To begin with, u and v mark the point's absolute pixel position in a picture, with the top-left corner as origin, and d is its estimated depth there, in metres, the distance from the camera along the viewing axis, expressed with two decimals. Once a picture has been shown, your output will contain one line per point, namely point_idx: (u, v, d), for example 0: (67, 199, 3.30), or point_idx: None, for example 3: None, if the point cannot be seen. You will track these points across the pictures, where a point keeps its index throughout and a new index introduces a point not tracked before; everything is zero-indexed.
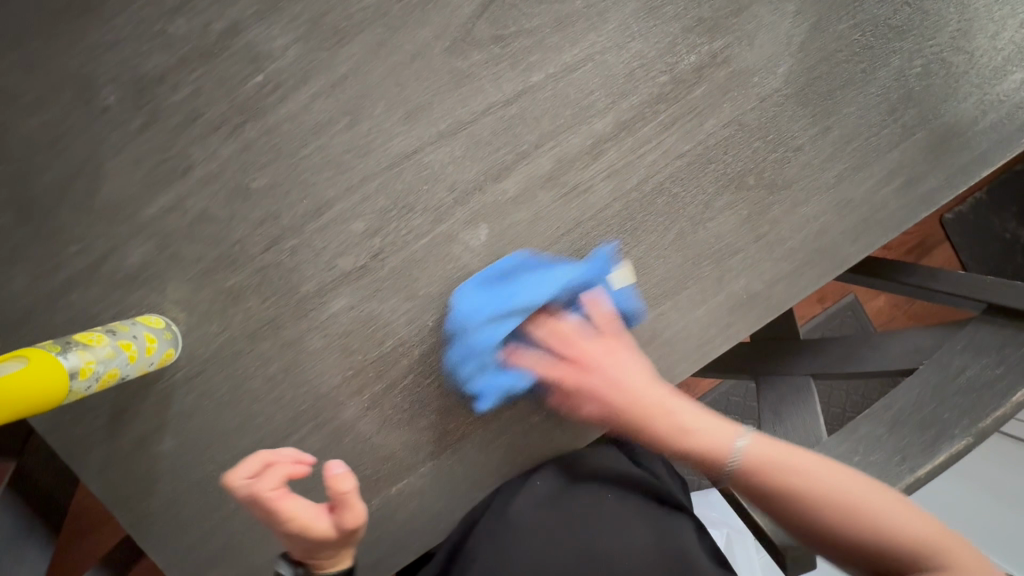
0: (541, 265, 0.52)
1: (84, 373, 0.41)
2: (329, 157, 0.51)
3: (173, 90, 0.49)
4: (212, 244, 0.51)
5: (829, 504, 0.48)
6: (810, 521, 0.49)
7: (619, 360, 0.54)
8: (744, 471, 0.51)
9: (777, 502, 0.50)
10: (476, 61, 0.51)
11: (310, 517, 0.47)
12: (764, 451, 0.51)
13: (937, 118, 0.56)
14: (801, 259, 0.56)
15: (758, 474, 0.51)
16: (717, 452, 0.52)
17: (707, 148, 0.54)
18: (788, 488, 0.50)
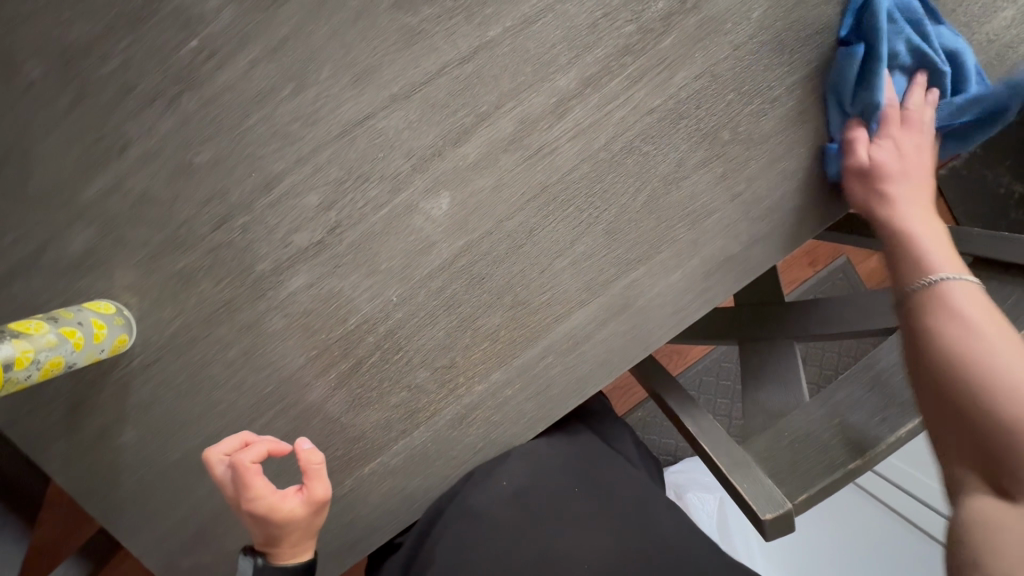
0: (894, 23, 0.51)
1: (21, 363, 0.39)
2: (275, 128, 0.48)
3: (101, 62, 0.46)
4: (158, 226, 0.49)
5: (976, 394, 0.42)
6: (986, 388, 0.42)
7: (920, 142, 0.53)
8: (930, 295, 0.48)
9: (931, 354, 0.46)
10: (426, 16, 0.47)
11: (281, 497, 0.49)
12: (976, 309, 0.46)
13: (921, 63, 0.52)
14: (778, 218, 0.53)
15: (935, 300, 0.47)
16: (924, 265, 0.49)
17: (677, 100, 0.51)
18: (946, 334, 0.46)
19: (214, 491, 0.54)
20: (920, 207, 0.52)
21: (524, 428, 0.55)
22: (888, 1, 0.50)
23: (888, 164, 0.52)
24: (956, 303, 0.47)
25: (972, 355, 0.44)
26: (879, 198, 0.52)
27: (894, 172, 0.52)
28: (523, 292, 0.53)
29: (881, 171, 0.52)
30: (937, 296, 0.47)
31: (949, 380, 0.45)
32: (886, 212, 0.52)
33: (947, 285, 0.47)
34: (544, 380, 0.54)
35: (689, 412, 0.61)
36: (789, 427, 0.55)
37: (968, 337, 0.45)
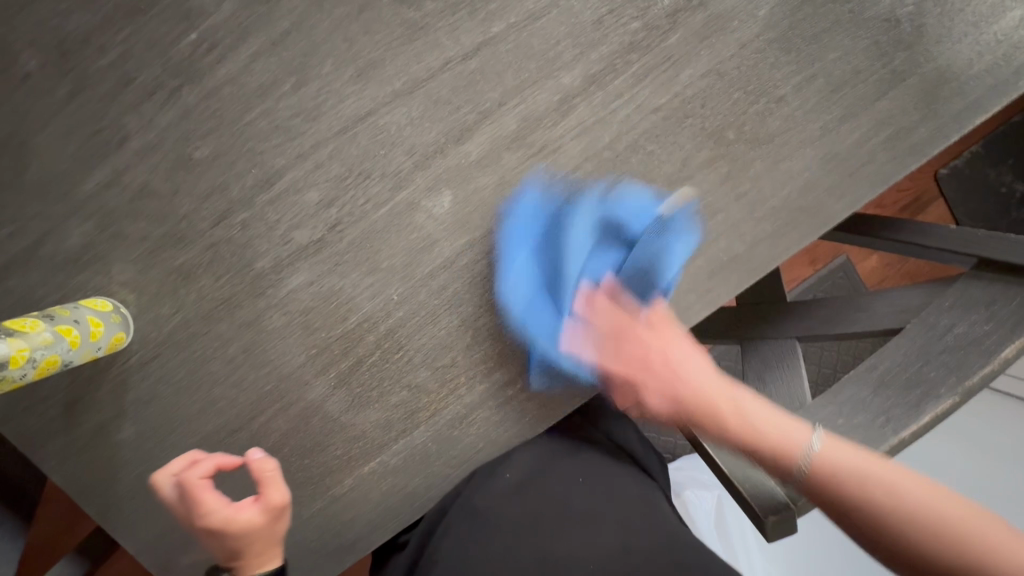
0: (597, 246, 0.52)
1: (15, 362, 0.39)
2: (276, 123, 0.47)
3: (99, 54, 0.45)
4: (157, 221, 0.48)
5: (929, 549, 0.44)
6: (896, 535, 0.45)
7: (662, 334, 0.54)
8: (817, 476, 0.48)
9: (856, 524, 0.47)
10: (430, 11, 0.47)
11: (237, 509, 0.52)
12: (840, 455, 0.48)
13: (929, 62, 0.52)
14: (783, 218, 0.53)
15: (817, 477, 0.48)
16: (784, 450, 0.49)
17: (633, 206, 0.51)
18: (860, 507, 0.46)
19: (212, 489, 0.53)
20: (718, 400, 0.53)
21: (525, 428, 0.55)
22: (627, 215, 0.50)
23: (656, 388, 0.55)
24: (822, 454, 0.48)
25: (838, 464, 0.48)
26: (650, 396, 0.55)
27: (648, 338, 0.54)
28: (526, 292, 0.52)
29: (700, 395, 0.54)
30: (822, 472, 0.48)
31: (851, 503, 0.46)
32: (739, 434, 0.51)
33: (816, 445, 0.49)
34: (546, 379, 0.54)
35: None
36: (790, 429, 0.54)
37: (841, 453, 0.48)
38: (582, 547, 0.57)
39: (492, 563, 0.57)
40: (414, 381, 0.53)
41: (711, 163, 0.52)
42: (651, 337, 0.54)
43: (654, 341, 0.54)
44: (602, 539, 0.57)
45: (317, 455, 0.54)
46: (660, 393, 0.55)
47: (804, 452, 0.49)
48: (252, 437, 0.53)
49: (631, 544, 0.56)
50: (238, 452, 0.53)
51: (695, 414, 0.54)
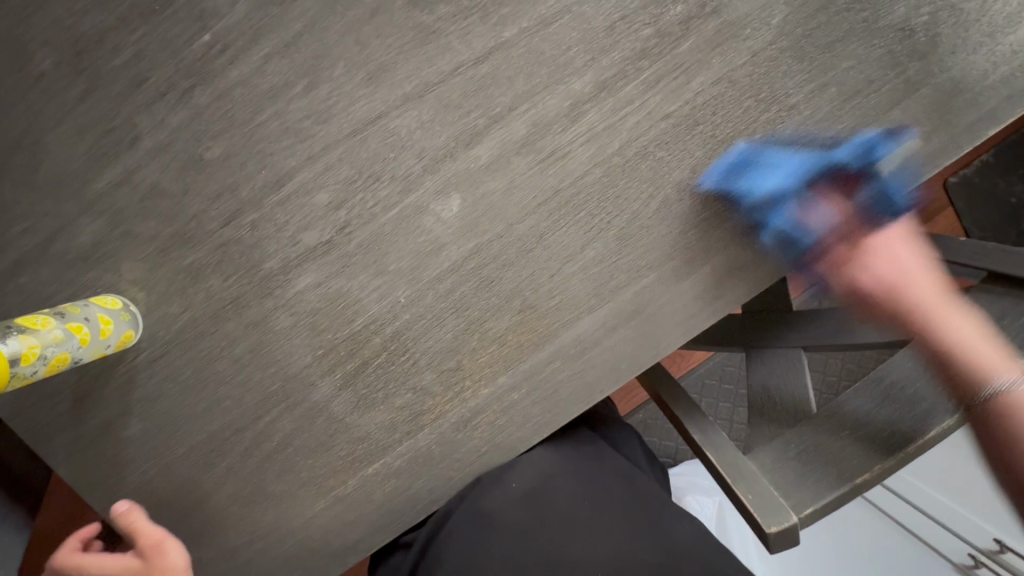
0: (744, 167, 0.51)
1: (27, 359, 0.39)
2: (286, 124, 0.47)
3: (113, 54, 0.45)
4: (166, 220, 0.48)
5: None
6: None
7: (891, 238, 0.56)
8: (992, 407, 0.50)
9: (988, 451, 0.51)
10: (442, 15, 0.47)
11: (126, 558, 0.55)
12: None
13: (943, 72, 0.51)
14: (792, 228, 0.53)
15: (988, 379, 0.50)
16: (977, 372, 0.51)
17: (781, 155, 0.52)
18: (1022, 448, 0.49)
19: (216, 487, 0.54)
20: (929, 302, 0.55)
21: (530, 432, 0.55)
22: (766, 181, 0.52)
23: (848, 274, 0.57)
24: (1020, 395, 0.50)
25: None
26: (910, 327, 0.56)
27: (832, 253, 0.55)
28: (532, 297, 0.52)
29: (894, 285, 0.57)
30: (1010, 423, 0.50)
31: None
32: (937, 342, 0.53)
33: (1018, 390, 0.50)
34: (551, 385, 0.54)
35: (693, 419, 0.61)
36: (795, 439, 0.54)
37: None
38: (586, 556, 0.57)
39: (498, 563, 0.58)
40: (422, 384, 0.53)
41: (720, 171, 0.51)
42: (877, 245, 0.56)
43: (881, 241, 0.56)
44: (606, 549, 0.58)
45: (321, 455, 0.54)
46: (871, 276, 0.57)
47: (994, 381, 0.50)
48: (257, 436, 0.53)
49: (636, 556, 0.57)
50: (243, 451, 0.53)
51: (919, 326, 0.55)
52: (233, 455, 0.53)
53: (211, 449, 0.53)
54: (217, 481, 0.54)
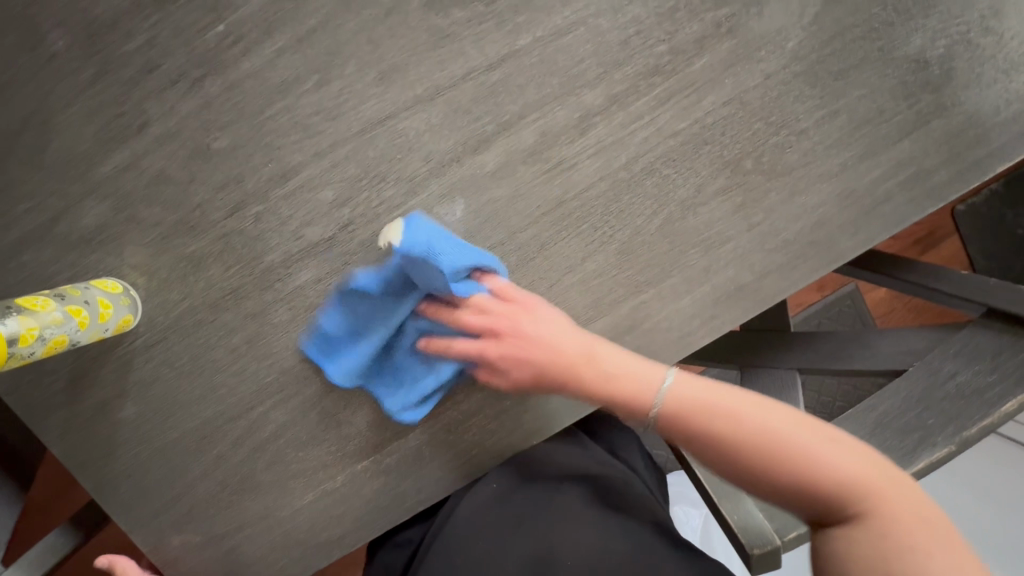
0: (456, 244, 0.48)
1: (25, 340, 0.39)
2: (295, 120, 0.47)
3: (126, 39, 0.45)
4: (171, 208, 0.48)
5: (795, 484, 0.44)
6: (774, 484, 0.45)
7: (534, 320, 0.50)
8: (662, 415, 0.48)
9: (714, 458, 0.47)
10: (457, 19, 0.47)
11: None
12: (691, 391, 0.48)
13: (956, 106, 0.51)
14: (794, 251, 0.53)
15: (685, 419, 0.47)
16: (713, 452, 0.47)
17: (414, 241, 0.46)
18: (739, 451, 0.46)
19: (206, 473, 0.54)
20: (577, 365, 0.50)
21: (521, 438, 0.56)
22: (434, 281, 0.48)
23: (524, 360, 0.50)
24: (687, 395, 0.48)
25: (777, 425, 0.46)
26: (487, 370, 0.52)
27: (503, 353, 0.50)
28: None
29: (548, 363, 0.50)
30: (752, 421, 0.46)
31: (780, 467, 0.45)
32: (679, 434, 0.48)
33: (675, 388, 0.48)
34: (544, 393, 0.54)
35: None
36: None
37: (755, 413, 0.46)
38: (569, 551, 0.56)
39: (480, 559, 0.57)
40: (416, 383, 0.53)
41: (724, 192, 0.51)
42: (499, 318, 0.50)
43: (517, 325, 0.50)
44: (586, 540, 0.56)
45: (312, 449, 0.54)
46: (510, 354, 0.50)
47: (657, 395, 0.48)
48: (249, 426, 0.53)
49: (614, 550, 0.55)
50: (235, 440, 0.54)
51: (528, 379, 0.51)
52: (224, 443, 0.54)
53: (203, 436, 0.53)
54: (207, 467, 0.54)
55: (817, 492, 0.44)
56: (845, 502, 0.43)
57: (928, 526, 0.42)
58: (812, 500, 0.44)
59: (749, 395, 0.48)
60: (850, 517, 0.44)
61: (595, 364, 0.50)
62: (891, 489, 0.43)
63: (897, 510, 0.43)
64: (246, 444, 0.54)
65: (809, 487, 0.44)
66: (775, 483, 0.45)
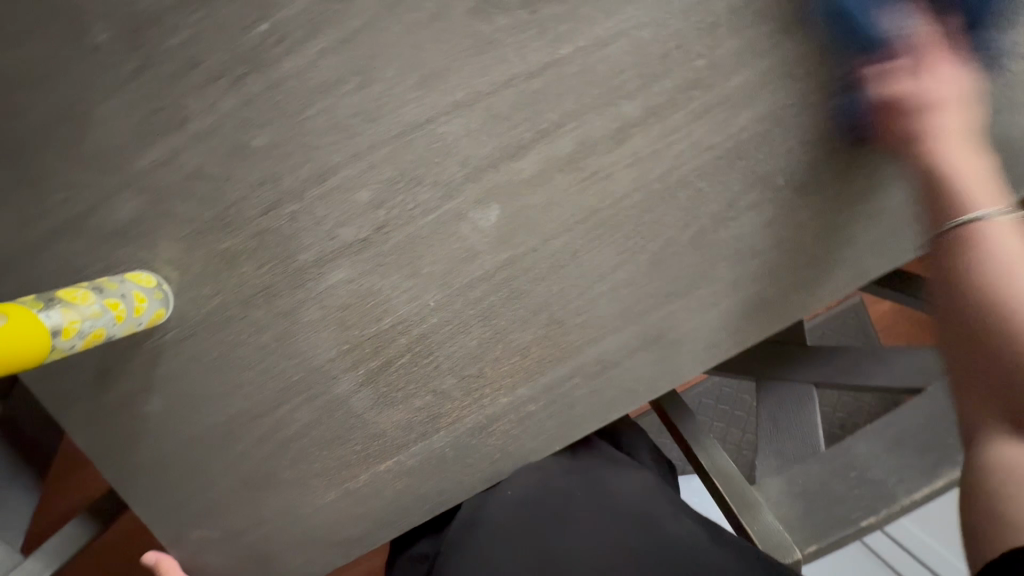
0: None
1: (67, 333, 0.40)
2: (335, 121, 0.48)
3: (169, 34, 0.45)
4: (207, 204, 0.48)
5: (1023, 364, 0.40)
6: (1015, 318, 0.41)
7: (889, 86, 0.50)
8: (963, 233, 0.46)
9: (971, 270, 0.44)
10: (501, 26, 0.47)
11: None
12: (1008, 258, 0.44)
13: (986, 131, 0.52)
14: (820, 268, 0.53)
15: (981, 240, 0.45)
16: (969, 283, 0.44)
17: None
18: (981, 266, 0.44)
19: (230, 468, 0.54)
20: (953, 133, 0.50)
21: (543, 444, 0.56)
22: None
23: (906, 108, 0.50)
24: (999, 244, 0.45)
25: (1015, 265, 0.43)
26: (916, 98, 0.50)
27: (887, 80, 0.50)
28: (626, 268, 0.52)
29: (928, 151, 0.50)
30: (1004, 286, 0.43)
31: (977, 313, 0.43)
32: (958, 247, 0.46)
33: (993, 224, 0.46)
34: (568, 400, 0.55)
35: (700, 443, 0.61)
36: (803, 474, 0.56)
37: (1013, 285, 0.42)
38: (577, 547, 0.56)
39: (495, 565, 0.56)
40: (443, 384, 0.54)
41: (755, 207, 0.52)
42: (902, 62, 0.50)
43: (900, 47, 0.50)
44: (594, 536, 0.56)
45: (336, 448, 0.55)
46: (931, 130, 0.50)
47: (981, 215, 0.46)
48: (274, 424, 0.54)
49: (626, 544, 0.55)
50: (260, 437, 0.54)
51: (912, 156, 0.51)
52: (249, 439, 0.54)
53: (228, 431, 0.53)
54: (231, 462, 0.54)
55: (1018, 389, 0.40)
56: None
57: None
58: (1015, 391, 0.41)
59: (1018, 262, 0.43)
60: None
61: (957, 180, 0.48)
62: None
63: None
64: (270, 441, 0.54)
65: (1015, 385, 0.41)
66: (983, 321, 0.43)
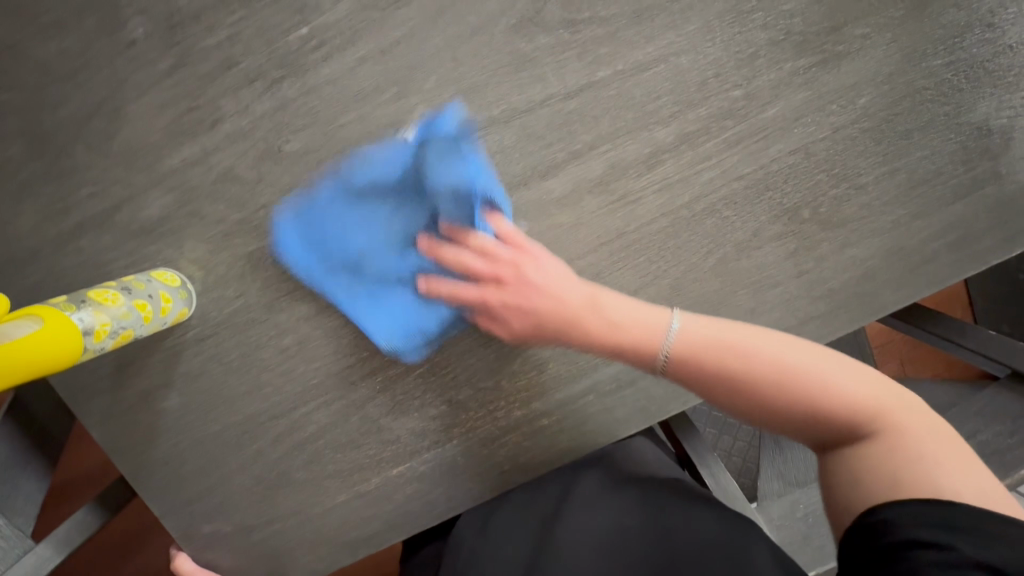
0: None
1: (98, 335, 0.40)
2: (369, 130, 0.47)
3: (207, 33, 0.45)
4: (235, 206, 0.48)
5: (819, 410, 0.43)
6: (782, 402, 0.44)
7: None
8: (672, 362, 0.47)
9: (730, 408, 0.47)
10: (541, 45, 0.47)
11: None
12: (700, 333, 0.47)
13: (1010, 176, 0.53)
14: (838, 301, 0.54)
15: (692, 357, 0.47)
16: (734, 368, 0.45)
17: None
18: (721, 387, 0.46)
19: (245, 465, 0.55)
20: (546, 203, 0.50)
21: (553, 457, 0.57)
22: None
23: None
24: (698, 343, 0.47)
25: (781, 357, 0.45)
26: None
27: None
28: (658, 260, 0.52)
29: (498, 273, 0.49)
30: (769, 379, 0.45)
31: (774, 398, 0.44)
32: (701, 380, 0.47)
33: (686, 334, 0.47)
34: (581, 417, 0.56)
35: (705, 460, 0.63)
36: (805, 499, 0.58)
37: (772, 357, 0.45)
38: (579, 532, 0.56)
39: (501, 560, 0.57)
40: (460, 395, 0.54)
41: (779, 238, 0.52)
42: None
43: None
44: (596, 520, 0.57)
45: (350, 451, 0.55)
46: None
47: (664, 346, 0.48)
48: (290, 425, 0.54)
49: (627, 525, 0.56)
50: (275, 437, 0.54)
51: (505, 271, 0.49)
52: (264, 439, 0.54)
53: (244, 430, 0.54)
54: (246, 460, 0.55)
55: (821, 424, 0.44)
56: (834, 422, 0.43)
57: (933, 432, 0.41)
58: (820, 429, 0.44)
59: (750, 330, 0.47)
60: (863, 438, 0.42)
61: (597, 311, 0.49)
62: (883, 402, 0.43)
63: (904, 419, 0.42)
64: (286, 441, 0.54)
65: (812, 423, 0.44)
66: (778, 425, 0.45)
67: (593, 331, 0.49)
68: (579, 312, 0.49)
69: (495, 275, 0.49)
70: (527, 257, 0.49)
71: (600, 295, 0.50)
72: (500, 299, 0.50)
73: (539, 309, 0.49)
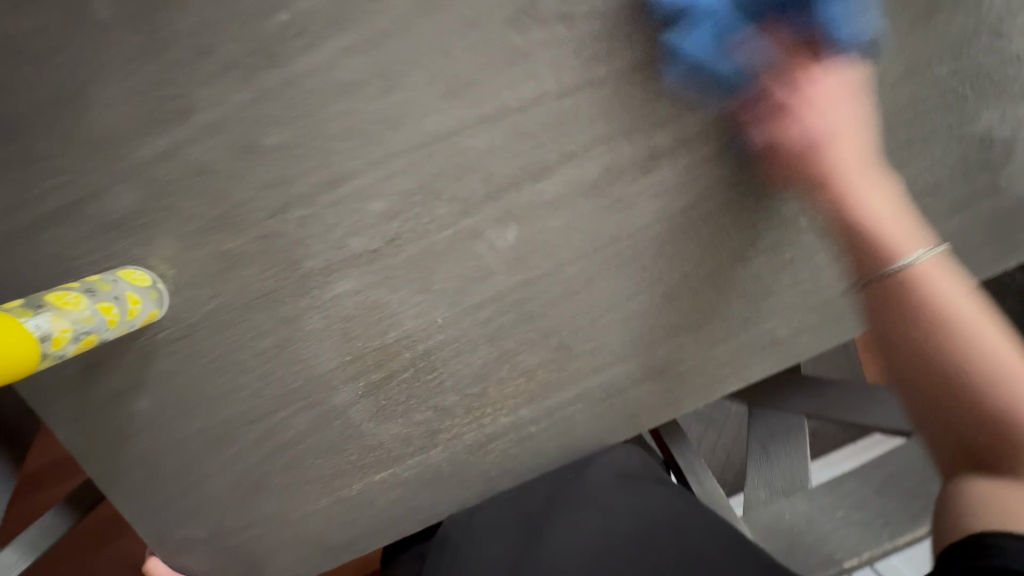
0: None
1: (58, 342, 0.39)
2: (353, 125, 0.45)
3: (178, 16, 0.41)
4: (210, 202, 0.46)
5: (995, 392, 0.38)
6: (963, 354, 0.40)
7: None
8: (900, 279, 0.43)
9: (902, 321, 0.43)
10: (537, 40, 0.44)
11: None
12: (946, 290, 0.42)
13: (1009, 189, 0.52)
14: (831, 311, 0.53)
15: (919, 288, 0.43)
16: (924, 287, 0.42)
17: None
18: (915, 317, 0.42)
19: (221, 470, 0.53)
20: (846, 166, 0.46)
21: (540, 464, 0.56)
22: None
23: None
24: (934, 287, 0.42)
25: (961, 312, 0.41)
26: None
27: None
28: (653, 266, 0.51)
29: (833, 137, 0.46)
30: (943, 336, 0.41)
31: (937, 358, 0.41)
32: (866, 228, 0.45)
33: (926, 266, 0.43)
34: (570, 424, 0.55)
35: (693, 468, 0.62)
36: (790, 508, 0.58)
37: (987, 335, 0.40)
38: (569, 537, 0.55)
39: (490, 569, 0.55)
40: (446, 400, 0.53)
41: (775, 247, 0.51)
42: None
43: None
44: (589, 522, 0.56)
45: (331, 457, 0.54)
46: None
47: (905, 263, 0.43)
48: (269, 430, 0.52)
49: (613, 531, 0.56)
50: (253, 441, 0.52)
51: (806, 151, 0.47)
52: (241, 443, 0.52)
53: (220, 434, 0.52)
54: (222, 464, 0.53)
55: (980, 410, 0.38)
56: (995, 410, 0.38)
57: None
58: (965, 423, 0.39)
59: (957, 284, 0.43)
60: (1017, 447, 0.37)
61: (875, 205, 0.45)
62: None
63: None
64: (264, 446, 0.53)
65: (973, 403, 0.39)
66: (942, 373, 0.40)
67: (867, 222, 0.45)
68: (837, 160, 0.46)
69: (784, 107, 0.47)
70: (800, 110, 0.46)
71: (871, 184, 0.47)
72: (799, 123, 0.46)
73: (815, 142, 0.46)
